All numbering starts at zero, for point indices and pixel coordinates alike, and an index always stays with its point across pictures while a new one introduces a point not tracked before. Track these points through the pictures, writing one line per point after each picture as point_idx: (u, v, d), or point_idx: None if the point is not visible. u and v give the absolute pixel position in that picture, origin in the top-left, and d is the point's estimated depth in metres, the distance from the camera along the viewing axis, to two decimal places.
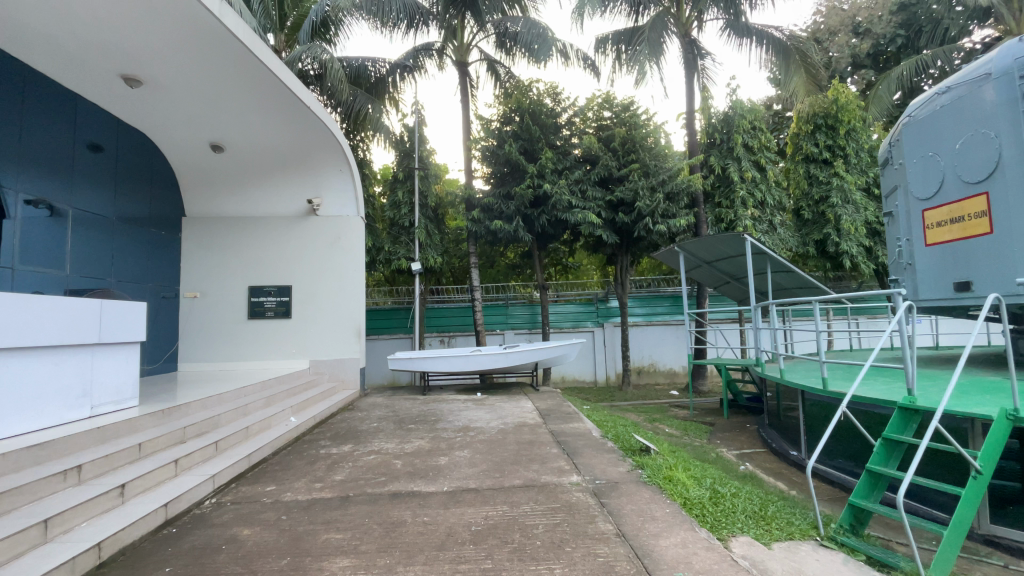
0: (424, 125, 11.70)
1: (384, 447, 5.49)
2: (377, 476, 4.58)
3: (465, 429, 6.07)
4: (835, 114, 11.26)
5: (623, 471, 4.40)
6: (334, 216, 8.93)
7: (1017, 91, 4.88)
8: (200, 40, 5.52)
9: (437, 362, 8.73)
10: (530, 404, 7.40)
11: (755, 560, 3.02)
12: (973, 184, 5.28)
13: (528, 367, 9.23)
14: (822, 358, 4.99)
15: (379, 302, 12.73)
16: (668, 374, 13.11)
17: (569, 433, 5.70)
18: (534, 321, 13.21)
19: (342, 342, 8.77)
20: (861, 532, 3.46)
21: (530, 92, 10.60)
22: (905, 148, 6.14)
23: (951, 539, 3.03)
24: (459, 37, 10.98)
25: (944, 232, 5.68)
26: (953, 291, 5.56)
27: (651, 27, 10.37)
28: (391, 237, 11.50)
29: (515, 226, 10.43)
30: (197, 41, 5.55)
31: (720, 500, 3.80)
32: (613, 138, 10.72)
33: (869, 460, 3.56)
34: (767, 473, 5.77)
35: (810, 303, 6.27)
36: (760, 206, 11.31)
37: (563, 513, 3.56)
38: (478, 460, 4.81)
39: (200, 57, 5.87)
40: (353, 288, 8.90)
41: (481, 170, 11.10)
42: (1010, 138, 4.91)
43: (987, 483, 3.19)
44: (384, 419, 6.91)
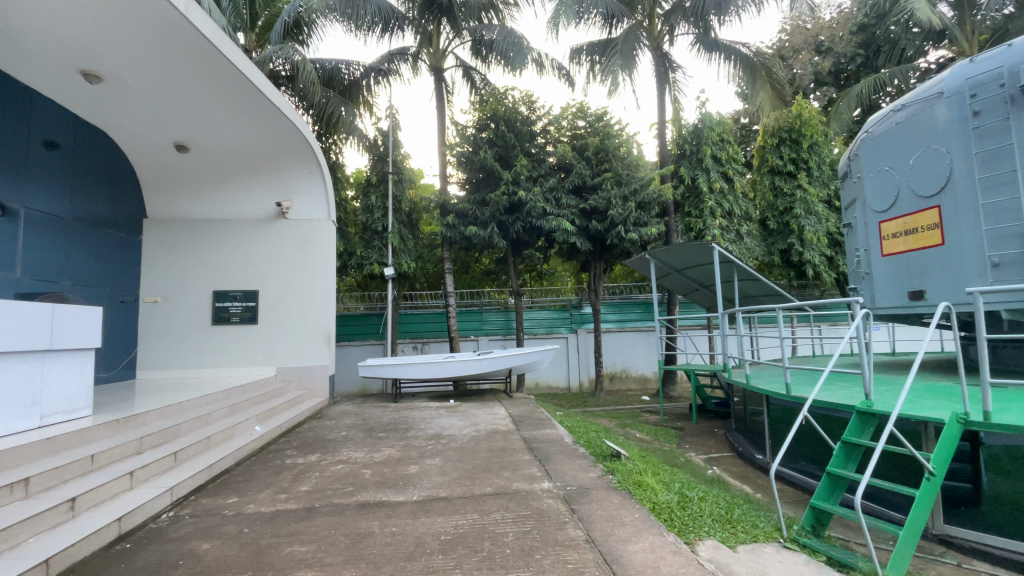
0: (399, 130, 11.62)
1: (352, 457, 5.37)
2: (345, 486, 4.47)
3: (437, 437, 5.99)
4: (798, 129, 11.73)
5: (594, 476, 4.41)
6: (304, 219, 8.74)
7: (967, 111, 5.16)
8: (165, 37, 5.36)
9: (409, 369, 8.59)
10: (502, 411, 7.36)
11: (720, 563, 3.06)
12: (927, 198, 5.55)
13: (501, 374, 9.19)
14: (785, 364, 5.12)
15: (350, 308, 12.51)
16: (640, 380, 13.28)
17: (542, 439, 5.69)
18: (508, 327, 13.19)
19: (310, 349, 8.56)
20: (821, 533, 3.56)
21: (505, 99, 10.65)
22: (864, 162, 6.41)
23: (905, 539, 3.14)
24: (435, 44, 10.97)
25: (899, 242, 5.95)
26: (907, 299, 5.82)
27: (624, 40, 10.60)
28: (363, 242, 11.34)
29: (490, 232, 10.46)
30: (162, 38, 5.38)
31: (687, 504, 3.85)
32: (587, 147, 10.85)
33: (829, 463, 3.66)
34: (733, 477, 5.88)
35: (774, 310, 6.43)
36: (728, 215, 11.62)
37: (533, 520, 3.55)
38: (448, 469, 4.76)
39: (165, 54, 5.69)
40: (323, 293, 8.72)
41: (456, 176, 11.04)
42: (960, 155, 5.18)
43: (939, 484, 3.32)
44: (353, 427, 6.77)
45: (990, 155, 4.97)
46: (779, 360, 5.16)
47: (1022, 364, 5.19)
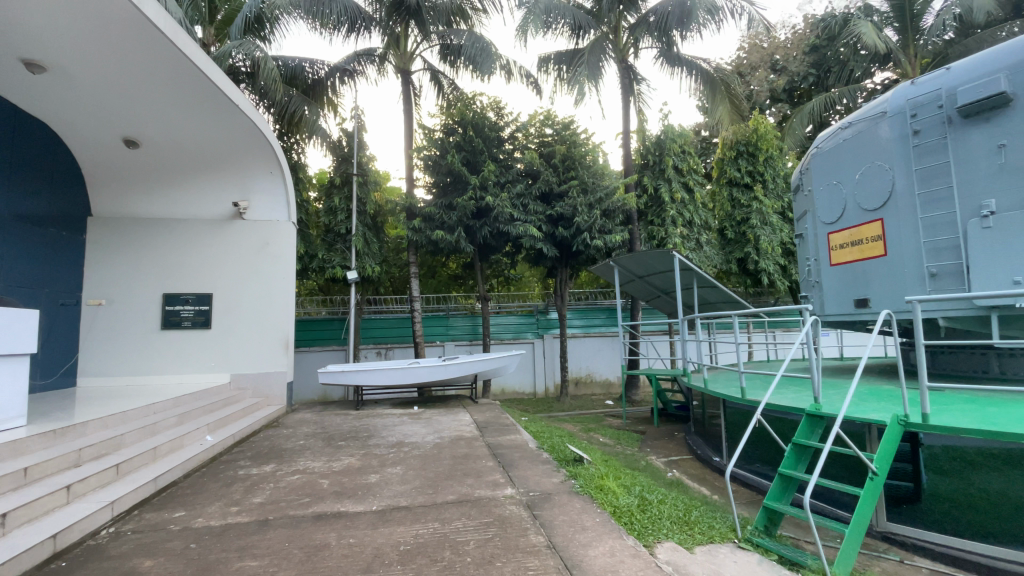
0: (364, 131, 11.44)
1: (310, 466, 5.20)
2: (301, 497, 4.32)
3: (399, 445, 5.88)
4: (755, 143, 12.26)
5: (557, 482, 4.43)
6: (262, 220, 8.46)
7: (907, 130, 5.51)
8: (118, 28, 5.11)
9: (371, 376, 8.40)
10: (467, 418, 7.30)
11: (677, 565, 3.12)
12: (871, 211, 5.87)
13: (466, 380, 9.12)
14: (741, 368, 5.30)
15: (311, 312, 12.15)
16: (604, 385, 13.47)
17: (506, 445, 5.67)
18: (474, 332, 13.12)
19: (267, 355, 8.26)
20: (774, 533, 3.68)
21: (473, 104, 10.63)
22: (814, 176, 6.74)
23: (851, 536, 3.28)
24: (402, 46, 10.87)
25: (846, 253, 6.27)
26: (853, 307, 6.12)
27: (590, 51, 10.82)
28: (326, 244, 11.11)
29: (457, 237, 10.40)
30: (114, 30, 5.13)
31: (647, 507, 3.91)
32: (554, 154, 10.97)
33: (781, 465, 3.79)
34: (692, 479, 6.02)
35: (730, 316, 6.65)
36: (689, 225, 11.98)
37: (495, 527, 3.52)
38: (410, 477, 4.66)
39: (117, 46, 5.41)
40: (281, 296, 8.43)
41: (424, 180, 10.97)
42: (901, 171, 5.53)
43: (882, 483, 3.48)
44: (312, 436, 6.56)
45: (928, 172, 5.32)
46: (735, 364, 5.34)
47: (956, 367, 5.57)
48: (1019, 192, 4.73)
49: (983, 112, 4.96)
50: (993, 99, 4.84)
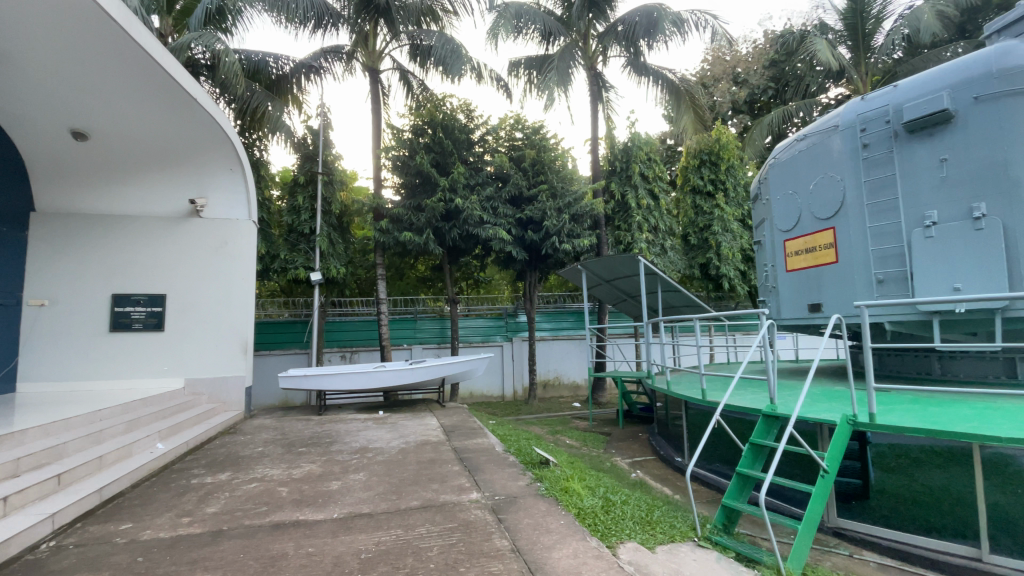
0: (330, 129, 11.20)
1: (268, 474, 5.03)
2: (258, 506, 4.16)
3: (363, 451, 5.76)
4: (717, 152, 12.70)
5: (523, 485, 4.43)
6: (221, 218, 8.15)
7: (857, 143, 5.81)
8: (71, 17, 4.86)
9: (336, 380, 8.20)
10: (434, 422, 7.22)
11: (639, 565, 3.17)
12: (824, 220, 6.16)
13: (434, 384, 9.01)
14: (702, 370, 5.44)
15: (272, 315, 11.77)
16: (572, 387, 13.60)
17: (472, 449, 5.64)
18: (442, 335, 13.02)
19: (225, 358, 7.96)
20: (732, 530, 3.79)
21: (443, 106, 10.57)
22: (772, 185, 7.03)
23: (804, 532, 3.41)
24: (370, 44, 10.71)
25: (800, 259, 6.55)
26: (807, 311, 6.39)
27: (559, 58, 10.94)
28: (288, 244, 10.83)
29: (425, 238, 10.29)
30: (68, 18, 4.89)
31: (610, 508, 3.96)
32: (523, 158, 11.01)
33: (739, 464, 3.91)
34: (655, 479, 6.14)
35: (693, 320, 6.82)
36: (654, 230, 12.26)
37: (460, 532, 3.49)
38: (373, 483, 4.57)
39: (69, 35, 5.14)
40: (240, 298, 8.13)
41: (392, 180, 10.82)
42: (852, 182, 5.83)
43: (832, 480, 3.63)
44: (271, 443, 6.35)
45: (876, 184, 5.62)
46: (697, 366, 5.47)
47: (900, 369, 5.90)
48: (958, 203, 5.04)
49: (928, 128, 5.26)
50: (936, 116, 5.14)
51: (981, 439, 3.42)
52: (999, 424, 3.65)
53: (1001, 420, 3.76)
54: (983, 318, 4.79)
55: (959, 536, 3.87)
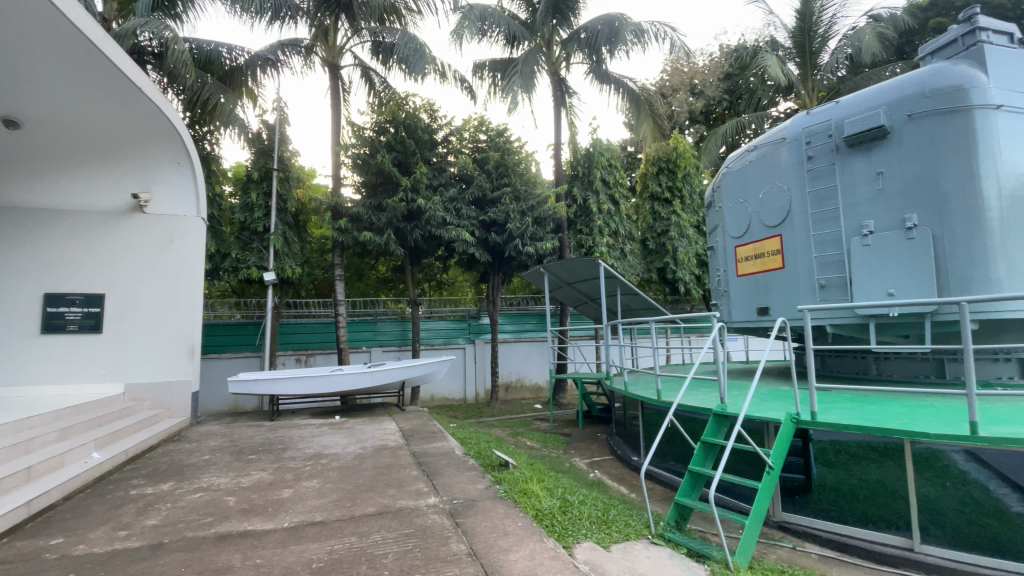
0: (287, 124, 10.84)
1: (215, 483, 4.80)
2: (203, 517, 3.96)
3: (317, 457, 5.59)
4: (674, 160, 13.11)
5: (481, 488, 4.41)
6: (166, 214, 7.74)
7: (802, 155, 6.14)
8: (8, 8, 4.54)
9: (290, 384, 7.93)
10: (392, 426, 7.08)
11: (594, 564, 3.21)
12: (771, 227, 6.47)
13: (393, 388, 8.84)
14: (657, 371, 5.58)
15: (222, 316, 11.25)
16: (533, 389, 13.67)
17: (431, 453, 5.57)
18: (404, 337, 12.80)
19: (170, 361, 7.57)
20: (684, 527, 3.91)
21: (406, 105, 10.42)
22: (724, 194, 7.34)
23: (750, 527, 3.56)
24: (331, 39, 10.46)
25: (750, 265, 6.85)
26: (756, 314, 6.67)
27: (523, 62, 11.03)
28: (240, 243, 10.41)
29: (386, 239, 10.12)
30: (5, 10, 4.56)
31: (568, 508, 4.01)
32: (487, 160, 11.01)
33: (691, 462, 4.04)
34: (612, 478, 6.26)
35: (649, 323, 6.98)
36: (615, 235, 12.51)
37: (416, 538, 3.43)
38: (327, 490, 4.44)
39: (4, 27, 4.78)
40: (186, 299, 7.75)
41: (352, 179, 10.59)
42: (797, 192, 6.15)
43: (777, 476, 3.80)
44: (219, 450, 6.06)
45: (820, 194, 5.94)
46: (652, 367, 5.61)
47: (840, 370, 6.24)
48: (893, 214, 5.38)
49: (866, 142, 5.60)
50: (874, 132, 5.47)
51: (913, 436, 3.65)
52: (927, 421, 3.92)
53: (929, 417, 4.04)
54: (914, 322, 5.13)
55: (892, 527, 4.12)
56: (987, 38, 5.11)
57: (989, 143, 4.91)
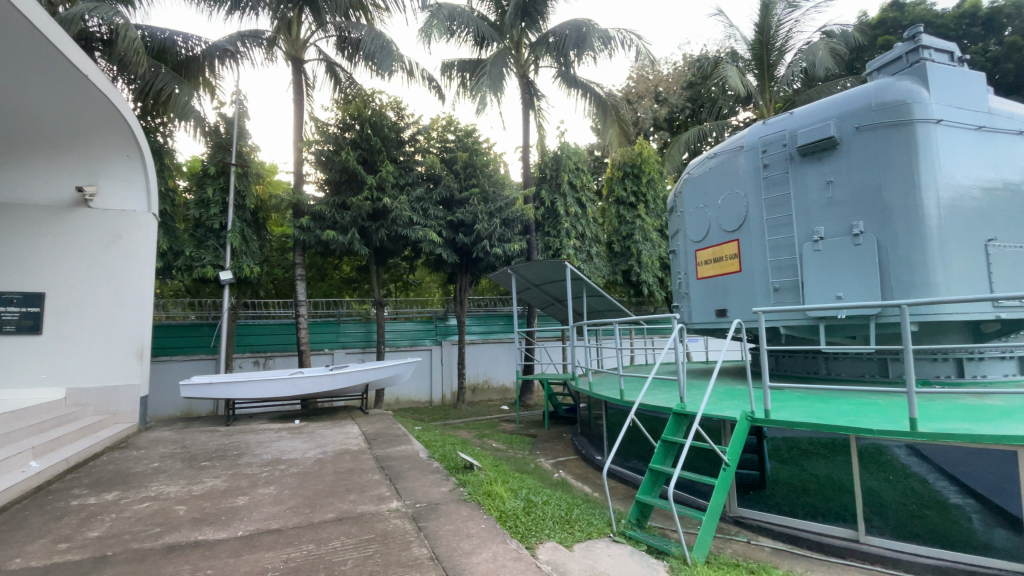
0: (246, 118, 10.47)
1: (165, 492, 4.58)
2: (150, 527, 3.77)
3: (274, 462, 5.40)
4: (639, 165, 13.41)
5: (445, 491, 4.37)
6: (114, 209, 7.32)
7: (758, 163, 6.39)
8: None
9: (246, 388, 7.64)
10: (355, 430, 6.93)
11: (556, 564, 3.24)
12: (730, 232, 6.71)
13: (357, 391, 8.64)
14: (620, 371, 5.67)
15: (175, 317, 10.76)
16: (500, 391, 13.67)
17: (394, 457, 5.48)
18: (368, 339, 12.56)
19: (117, 364, 7.17)
20: (644, 524, 3.99)
21: (372, 102, 10.24)
22: (686, 199, 7.55)
23: (707, 523, 3.67)
24: (294, 32, 10.16)
25: (709, 268, 7.07)
26: (714, 316, 6.89)
27: (492, 63, 11.03)
28: (195, 240, 9.95)
29: (350, 238, 9.92)
30: None
31: (531, 509, 4.02)
32: (455, 160, 10.95)
33: (652, 461, 4.13)
34: (576, 478, 6.32)
35: (613, 325, 7.07)
36: (581, 237, 12.65)
37: (376, 544, 3.37)
38: (285, 497, 4.30)
39: None
40: (135, 299, 7.36)
41: (315, 176, 10.33)
42: (754, 199, 6.40)
43: (733, 473, 3.94)
44: (169, 457, 5.79)
45: (774, 201, 6.20)
46: (615, 368, 5.68)
47: (793, 369, 6.51)
48: (841, 221, 5.67)
49: (817, 152, 5.87)
50: (824, 142, 5.75)
51: (859, 433, 3.85)
52: (871, 418, 4.13)
53: (874, 414, 4.25)
54: (860, 324, 5.41)
55: (839, 520, 4.33)
56: (929, 56, 5.44)
57: (928, 154, 5.23)
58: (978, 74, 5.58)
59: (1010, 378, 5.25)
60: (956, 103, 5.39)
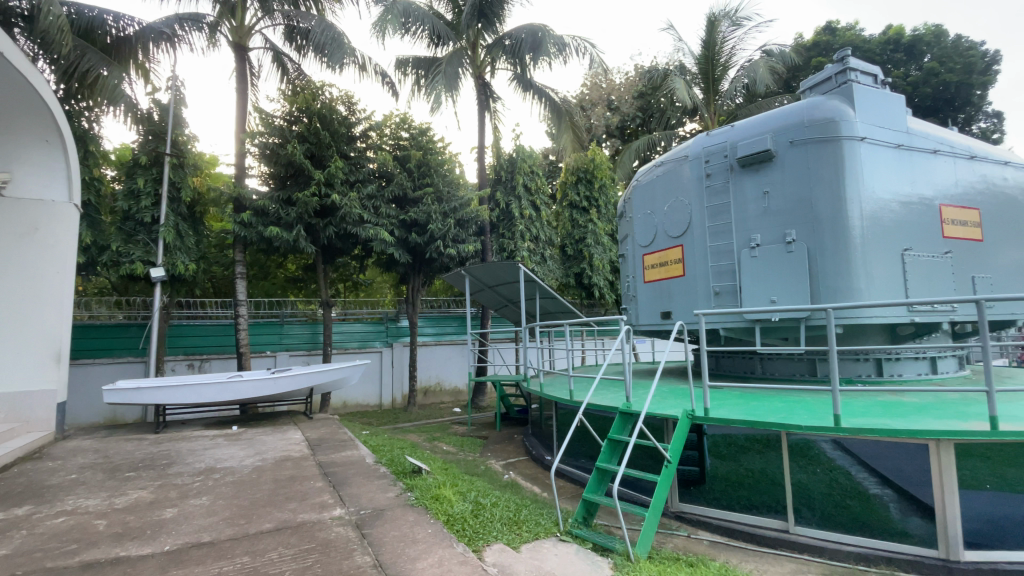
0: (183, 106, 9.86)
1: (82, 505, 4.21)
2: (64, 545, 3.45)
3: (208, 471, 5.10)
4: (592, 171, 13.70)
5: (392, 496, 4.28)
6: (29, 198, 6.67)
7: (701, 173, 6.68)
8: None
9: (178, 392, 7.17)
10: (298, 435, 6.66)
11: (503, 566, 3.24)
12: (674, 238, 6.97)
13: (301, 394, 8.30)
14: (569, 371, 5.73)
15: (99, 317, 9.94)
16: (452, 393, 13.56)
17: (339, 463, 5.31)
18: (314, 341, 12.12)
19: (30, 368, 6.54)
20: (591, 522, 4.07)
21: (321, 95, 9.94)
22: (634, 205, 7.78)
23: (650, 518, 3.78)
24: (239, 18, 9.68)
25: (655, 272, 7.32)
26: (660, 319, 7.13)
27: (447, 62, 10.94)
28: (123, 234, 9.25)
29: (295, 235, 9.54)
30: None
31: (480, 512, 4.00)
32: (408, 158, 10.77)
33: (599, 459, 4.21)
34: (526, 479, 6.36)
35: (563, 327, 7.15)
36: (535, 240, 12.75)
37: (316, 553, 3.24)
38: (218, 508, 4.07)
39: None
40: (51, 297, 6.70)
41: (258, 169, 9.87)
42: (697, 206, 6.68)
43: (674, 469, 4.08)
44: (89, 468, 5.34)
45: (716, 209, 6.50)
46: (565, 368, 5.74)
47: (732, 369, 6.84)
48: (775, 229, 6.01)
49: (755, 163, 6.20)
50: (761, 155, 6.08)
51: (789, 429, 4.08)
52: (801, 415, 4.39)
53: (802, 411, 4.53)
54: (791, 326, 5.76)
55: (771, 512, 4.60)
56: (855, 78, 5.87)
57: (853, 170, 5.64)
58: (898, 97, 6.06)
59: (922, 376, 5.74)
60: (878, 122, 5.85)
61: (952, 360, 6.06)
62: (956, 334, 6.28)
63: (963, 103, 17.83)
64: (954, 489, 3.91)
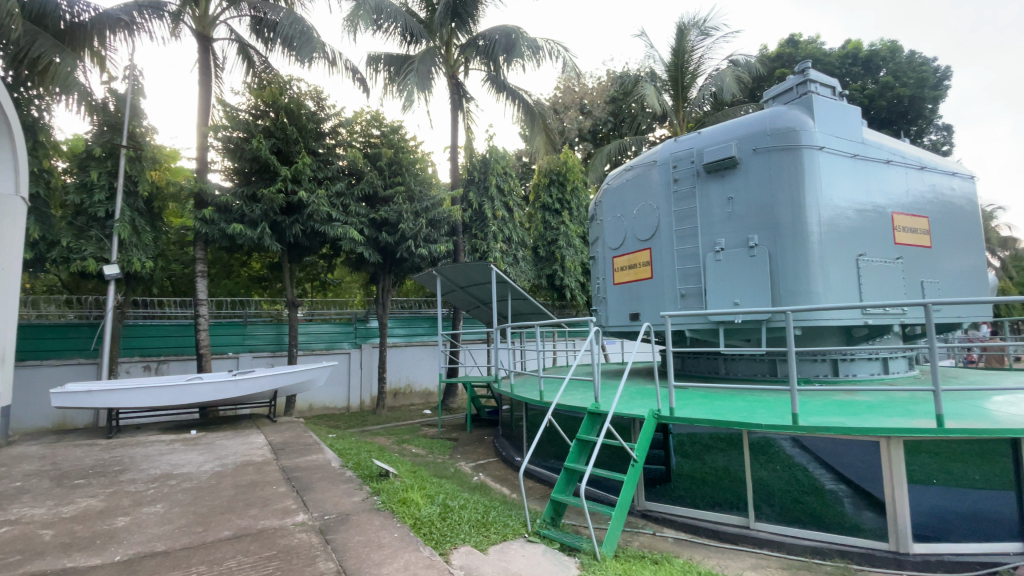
0: (142, 96, 9.45)
1: (26, 515, 3.98)
2: (6, 556, 3.25)
3: (164, 477, 4.90)
4: (564, 173, 13.83)
5: (358, 500, 4.20)
6: None
7: (669, 177, 6.83)
8: None
9: (133, 396, 6.86)
10: (260, 439, 6.46)
11: (470, 568, 3.23)
12: (643, 241, 7.10)
13: (265, 397, 8.06)
14: (539, 372, 5.74)
15: (48, 316, 9.42)
16: (423, 394, 13.44)
17: (304, 467, 5.19)
18: (280, 342, 11.80)
19: None
20: (558, 522, 4.10)
21: (288, 90, 9.70)
22: (605, 208, 7.88)
23: (617, 517, 3.83)
24: (202, 6, 9.33)
25: (624, 275, 7.45)
26: (629, 320, 7.25)
27: (420, 61, 10.84)
28: (74, 230, 8.81)
29: (260, 233, 9.27)
30: None
31: (448, 514, 3.97)
32: (379, 156, 10.62)
33: (567, 459, 4.24)
34: (495, 480, 6.35)
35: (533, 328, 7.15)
36: (508, 241, 12.76)
37: (277, 561, 3.15)
38: (175, 515, 3.91)
39: None
40: None
41: (221, 164, 9.55)
42: (665, 210, 6.82)
43: (640, 468, 4.15)
44: (34, 475, 5.05)
45: (683, 214, 6.65)
46: (534, 369, 5.74)
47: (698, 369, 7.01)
48: (739, 234, 6.20)
49: (720, 170, 6.37)
50: (726, 162, 6.26)
51: (750, 428, 4.20)
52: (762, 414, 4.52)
53: (763, 411, 4.67)
54: (754, 328, 5.94)
55: (733, 508, 4.73)
56: (814, 89, 6.10)
57: (811, 177, 5.87)
58: (854, 109, 6.33)
59: (875, 376, 6.02)
60: (835, 132, 6.10)
61: (902, 360, 6.37)
62: (907, 336, 6.60)
63: (916, 116, 18.78)
64: (903, 483, 4.10)
